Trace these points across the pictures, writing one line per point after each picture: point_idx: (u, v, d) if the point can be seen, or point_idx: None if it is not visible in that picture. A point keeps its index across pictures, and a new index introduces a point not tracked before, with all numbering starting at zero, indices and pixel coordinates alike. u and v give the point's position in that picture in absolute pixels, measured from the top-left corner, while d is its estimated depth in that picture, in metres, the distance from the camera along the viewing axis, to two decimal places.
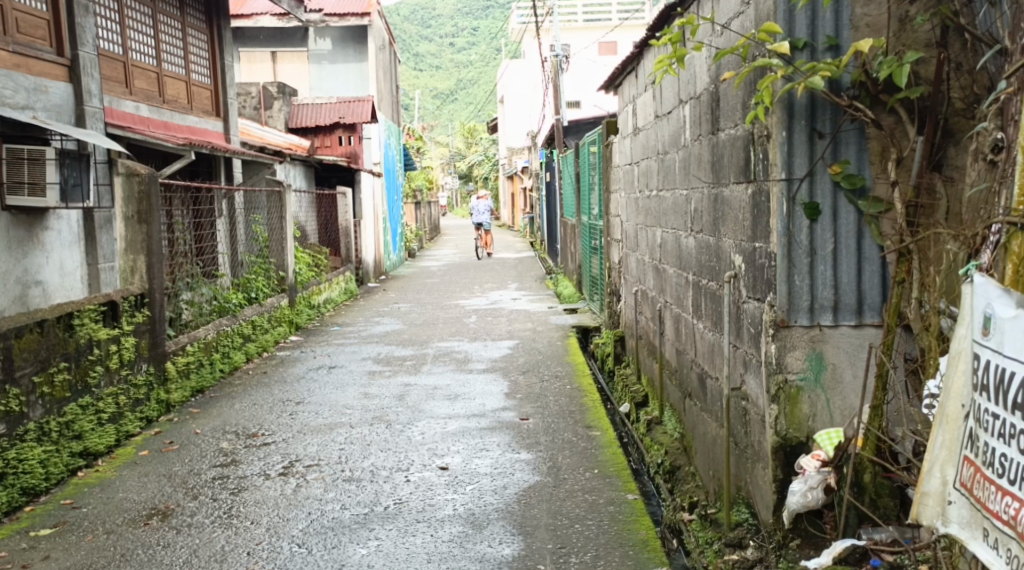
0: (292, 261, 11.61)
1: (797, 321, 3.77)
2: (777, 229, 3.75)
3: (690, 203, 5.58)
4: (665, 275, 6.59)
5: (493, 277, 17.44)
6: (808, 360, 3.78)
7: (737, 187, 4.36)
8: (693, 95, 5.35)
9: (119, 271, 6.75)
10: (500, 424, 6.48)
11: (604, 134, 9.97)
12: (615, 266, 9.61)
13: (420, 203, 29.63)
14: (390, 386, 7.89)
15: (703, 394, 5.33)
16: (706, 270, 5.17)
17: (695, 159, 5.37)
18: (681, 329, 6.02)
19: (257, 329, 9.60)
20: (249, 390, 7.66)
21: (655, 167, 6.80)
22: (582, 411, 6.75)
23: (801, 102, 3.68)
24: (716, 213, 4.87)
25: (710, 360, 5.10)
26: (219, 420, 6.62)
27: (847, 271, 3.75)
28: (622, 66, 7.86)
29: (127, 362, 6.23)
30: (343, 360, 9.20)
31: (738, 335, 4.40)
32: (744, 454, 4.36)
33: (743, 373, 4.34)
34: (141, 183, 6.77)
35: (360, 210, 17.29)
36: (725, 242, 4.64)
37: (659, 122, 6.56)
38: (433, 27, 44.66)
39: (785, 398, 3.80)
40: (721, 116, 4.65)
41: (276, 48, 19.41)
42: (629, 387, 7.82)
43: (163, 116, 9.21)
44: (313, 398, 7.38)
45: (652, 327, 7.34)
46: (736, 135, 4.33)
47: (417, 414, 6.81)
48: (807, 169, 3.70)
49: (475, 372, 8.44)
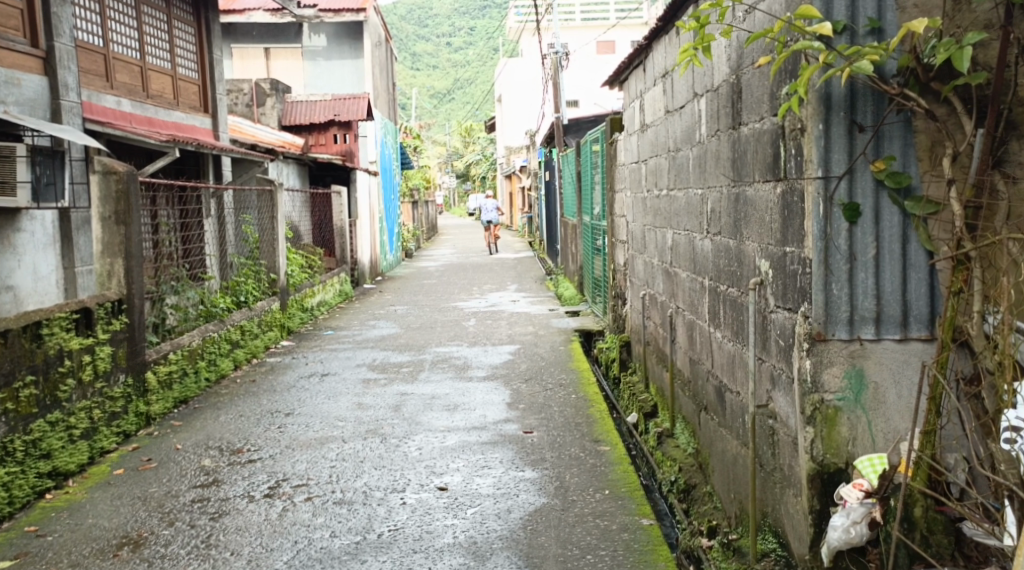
0: (284, 263, 11.19)
1: (835, 335, 3.37)
2: (813, 233, 3.35)
3: (705, 203, 5.20)
4: (677, 279, 6.21)
5: (491, 278, 17.05)
6: (848, 378, 3.38)
7: (763, 186, 3.97)
8: (710, 87, 4.97)
9: (95, 275, 6.36)
10: (502, 438, 6.10)
11: (607, 131, 9.57)
12: (619, 268, 9.23)
13: (417, 204, 29.21)
14: (385, 395, 7.50)
15: (721, 409, 4.95)
16: (725, 276, 4.79)
17: (712, 156, 4.98)
18: (695, 337, 5.64)
19: (246, 334, 9.21)
20: (235, 401, 7.28)
21: (665, 165, 6.41)
22: (588, 424, 6.37)
23: (840, 92, 3.28)
24: (737, 213, 4.48)
25: (730, 372, 4.72)
26: (202, 435, 6.25)
27: (891, 280, 3.35)
28: (629, 59, 7.50)
29: (102, 374, 5.87)
30: (337, 367, 8.81)
31: (764, 348, 4.01)
32: (771, 477, 3.97)
33: (771, 389, 3.95)
34: (118, 181, 6.38)
35: (356, 210, 16.88)
36: (749, 245, 4.25)
37: (670, 117, 6.19)
38: (430, 27, 44.29)
39: (822, 420, 3.40)
40: (743, 108, 4.27)
41: (270, 44, 19.02)
42: (637, 397, 7.45)
43: (146, 111, 8.83)
44: (304, 410, 6.98)
45: (661, 334, 6.95)
46: (762, 129, 3.94)
47: (414, 427, 6.43)
48: (846, 166, 3.29)
49: (474, 380, 8.06)
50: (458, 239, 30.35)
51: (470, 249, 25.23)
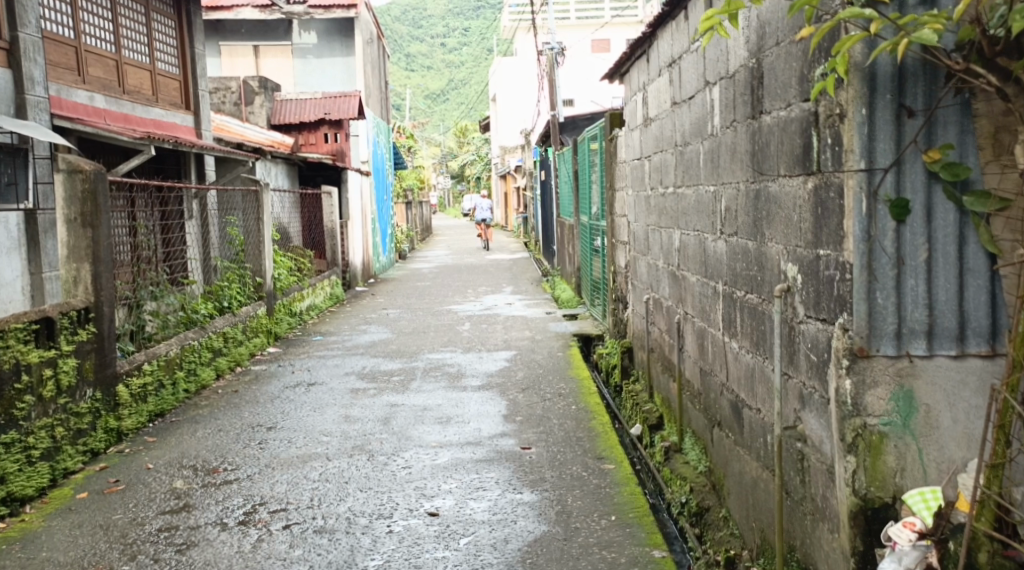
0: (270, 267, 10.67)
1: (881, 350, 2.97)
2: (854, 233, 2.96)
3: (719, 200, 4.78)
4: (685, 282, 5.78)
5: (486, 280, 16.59)
6: (895, 401, 2.97)
7: (790, 181, 3.56)
8: (725, 73, 4.55)
9: (61, 282, 5.92)
10: (499, 455, 5.66)
11: (607, 126, 9.12)
12: (621, 270, 8.78)
13: (412, 204, 28.70)
14: (374, 407, 7.06)
15: (739, 427, 4.52)
16: (742, 280, 4.36)
17: (727, 149, 4.56)
18: (707, 347, 5.21)
19: (230, 341, 8.76)
20: (215, 413, 6.84)
21: (672, 161, 5.99)
22: (592, 439, 5.93)
23: (888, 70, 2.90)
24: (757, 212, 4.06)
25: (748, 386, 4.30)
26: (176, 452, 5.80)
27: (945, 288, 2.96)
28: (632, 49, 7.08)
29: (66, 389, 5.43)
30: (324, 376, 8.37)
31: (792, 363, 3.59)
32: (800, 507, 3.55)
33: (801, 408, 3.53)
34: (85, 181, 5.92)
35: (347, 210, 16.37)
36: (773, 247, 3.83)
37: (677, 109, 5.77)
38: (426, 28, 43.85)
39: (864, 448, 2.99)
40: (766, 95, 3.87)
41: (259, 42, 18.62)
42: (641, 407, 7.04)
43: (123, 108, 8.41)
44: (287, 423, 6.54)
45: (667, 342, 6.52)
46: (790, 116, 3.53)
47: (404, 443, 5.99)
48: (893, 156, 2.92)
49: (468, 390, 7.61)
50: (454, 240, 29.91)
51: (466, 250, 24.75)
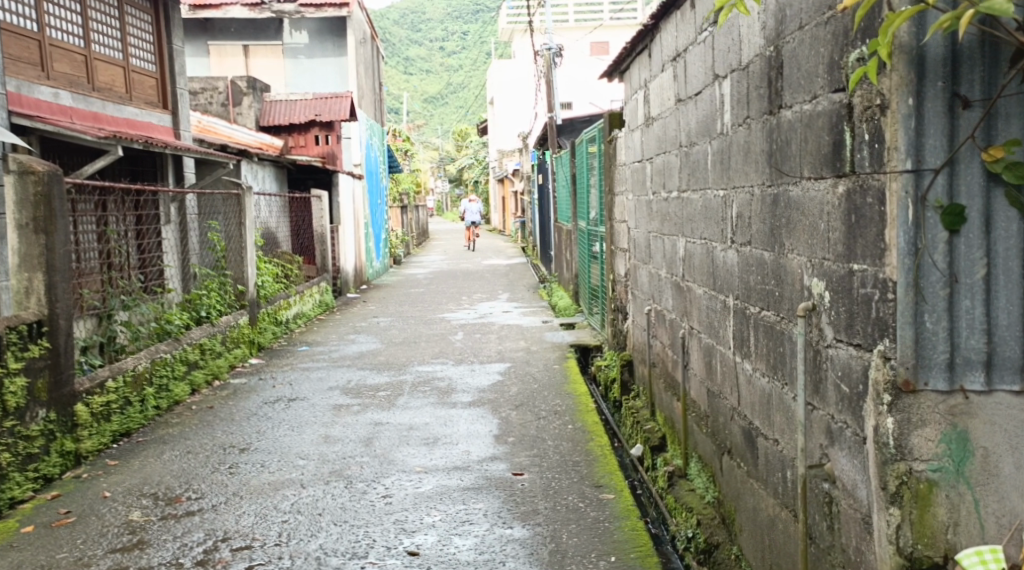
0: (253, 275, 10.11)
1: (930, 385, 2.53)
2: (898, 245, 2.52)
3: (729, 206, 4.33)
4: (691, 294, 5.33)
5: (482, 286, 16.13)
6: (945, 443, 2.54)
7: (815, 185, 3.11)
8: (737, 64, 4.10)
9: (11, 293, 5.45)
10: (488, 482, 5.21)
11: (605, 127, 8.64)
12: (620, 278, 8.31)
13: (407, 208, 28.22)
14: (356, 426, 6.60)
15: (753, 457, 4.07)
16: (757, 294, 3.91)
17: (739, 149, 4.11)
18: (715, 365, 4.76)
19: (207, 352, 8.28)
20: (186, 433, 6.39)
21: (676, 163, 5.53)
22: (589, 464, 5.48)
23: (939, 53, 2.46)
24: (776, 219, 3.61)
25: (764, 413, 3.86)
26: (138, 478, 5.32)
27: (1007, 310, 2.51)
28: (632, 44, 6.62)
29: (14, 411, 4.98)
30: (306, 390, 7.91)
31: (816, 392, 3.15)
32: (828, 558, 3.11)
33: (828, 445, 3.08)
34: (37, 183, 5.45)
35: (338, 215, 15.91)
36: (794, 258, 3.38)
37: (683, 106, 5.31)
38: (424, 31, 43.39)
39: (909, 498, 2.57)
40: (785, 86, 3.42)
41: (249, 42, 18.20)
42: (642, 426, 6.58)
43: (92, 106, 7.95)
44: (262, 444, 6.09)
45: (671, 357, 6.06)
46: (816, 109, 3.09)
47: (386, 467, 5.54)
48: (945, 155, 2.48)
49: (458, 407, 7.15)
50: (450, 245, 29.39)
51: (462, 255, 24.26)
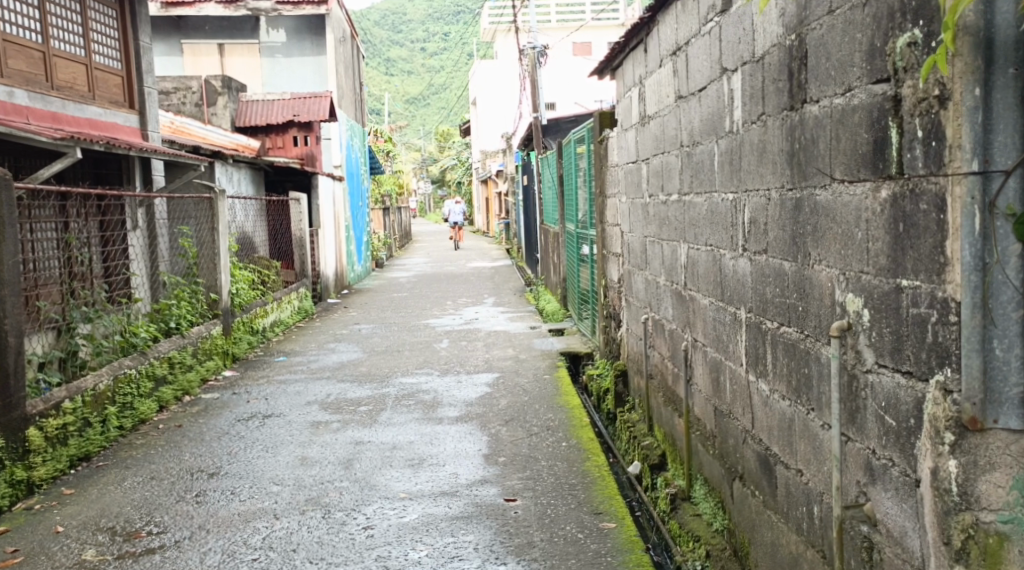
0: (226, 282, 9.76)
1: (1001, 422, 2.17)
2: (963, 260, 2.18)
3: (740, 211, 3.96)
4: (694, 304, 4.96)
5: (467, 290, 15.71)
6: (1017, 491, 2.17)
7: (850, 188, 2.75)
8: (750, 55, 3.74)
9: None
10: (478, 510, 4.87)
11: (596, 128, 8.25)
12: (613, 285, 7.93)
13: (389, 210, 27.77)
14: (336, 446, 6.25)
15: (770, 487, 3.70)
16: (775, 308, 3.55)
17: (752, 149, 3.75)
18: (724, 383, 4.39)
19: (176, 367, 7.93)
20: (149, 457, 6.18)
21: (676, 164, 5.17)
22: (587, 487, 5.12)
23: (1010, 36, 2.10)
24: (799, 225, 3.24)
25: (784, 441, 3.49)
26: (95, 509, 5.16)
27: None
28: (626, 39, 6.25)
29: None
30: (283, 406, 7.55)
31: (852, 423, 2.78)
32: None
33: (867, 483, 2.72)
34: None
35: (318, 218, 15.48)
36: (822, 269, 3.02)
37: (683, 103, 4.96)
38: (406, 33, 42.93)
39: (972, 557, 2.21)
40: (811, 78, 3.05)
41: (224, 40, 17.77)
42: (639, 441, 6.22)
43: (51, 105, 7.65)
44: (234, 469, 5.83)
45: (671, 370, 5.69)
46: (851, 103, 2.72)
47: (367, 494, 5.22)
48: (1017, 155, 2.12)
49: (444, 423, 6.77)
50: (434, 248, 28.92)
51: (446, 257, 23.81)
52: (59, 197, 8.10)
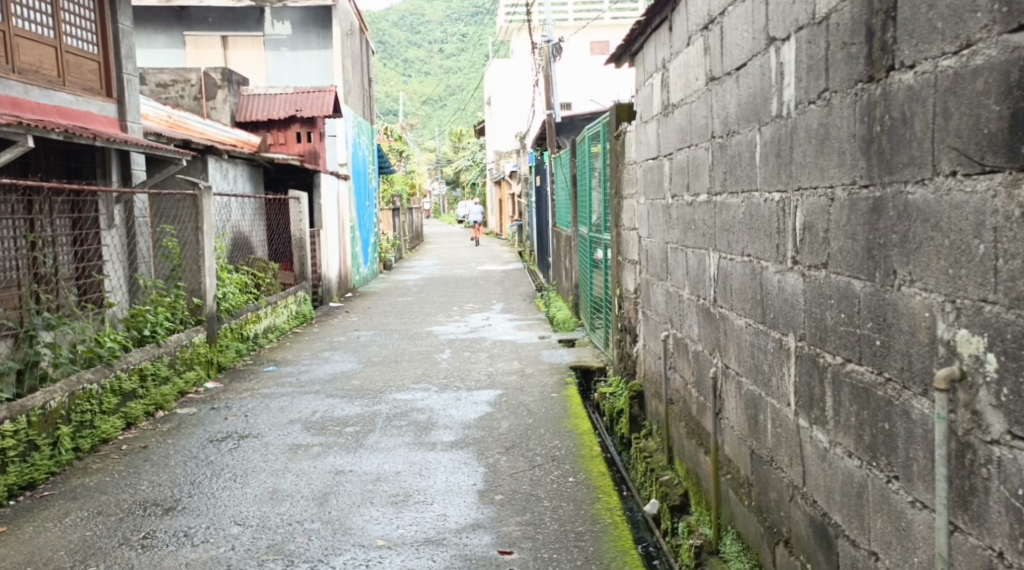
0: (212, 285, 9.01)
1: None
2: None
3: (790, 213, 3.18)
4: (725, 323, 4.18)
5: (474, 294, 14.94)
6: None
7: (966, 184, 2.07)
8: (807, 17, 2.96)
9: None
10: (467, 566, 4.11)
11: (612, 121, 7.45)
12: (629, 294, 7.14)
13: (401, 211, 26.97)
14: (313, 475, 5.51)
15: (827, 562, 2.93)
16: (838, 336, 2.77)
17: (809, 135, 2.97)
18: (764, 422, 3.61)
19: (148, 380, 7.18)
20: (103, 485, 5.45)
21: (706, 159, 4.40)
22: (596, 538, 4.35)
23: None
24: (878, 234, 2.46)
25: (850, 508, 2.71)
26: (24, 554, 4.43)
27: None
28: (648, 18, 5.47)
29: None
30: (262, 425, 6.80)
31: (963, 506, 2.12)
32: None
33: None
34: None
35: (319, 218, 14.73)
36: (913, 291, 2.28)
37: (716, 84, 4.18)
38: (422, 34, 41.87)
39: None
40: (905, 38, 2.28)
41: (228, 32, 16.95)
42: (657, 475, 5.41)
43: (10, 90, 6.94)
44: (193, 503, 5.08)
45: (696, 398, 4.90)
46: (968, 67, 2.05)
47: (339, 540, 4.46)
48: None
49: (438, 449, 5.99)
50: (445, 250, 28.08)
51: (455, 260, 23.00)
52: (23, 192, 7.38)
